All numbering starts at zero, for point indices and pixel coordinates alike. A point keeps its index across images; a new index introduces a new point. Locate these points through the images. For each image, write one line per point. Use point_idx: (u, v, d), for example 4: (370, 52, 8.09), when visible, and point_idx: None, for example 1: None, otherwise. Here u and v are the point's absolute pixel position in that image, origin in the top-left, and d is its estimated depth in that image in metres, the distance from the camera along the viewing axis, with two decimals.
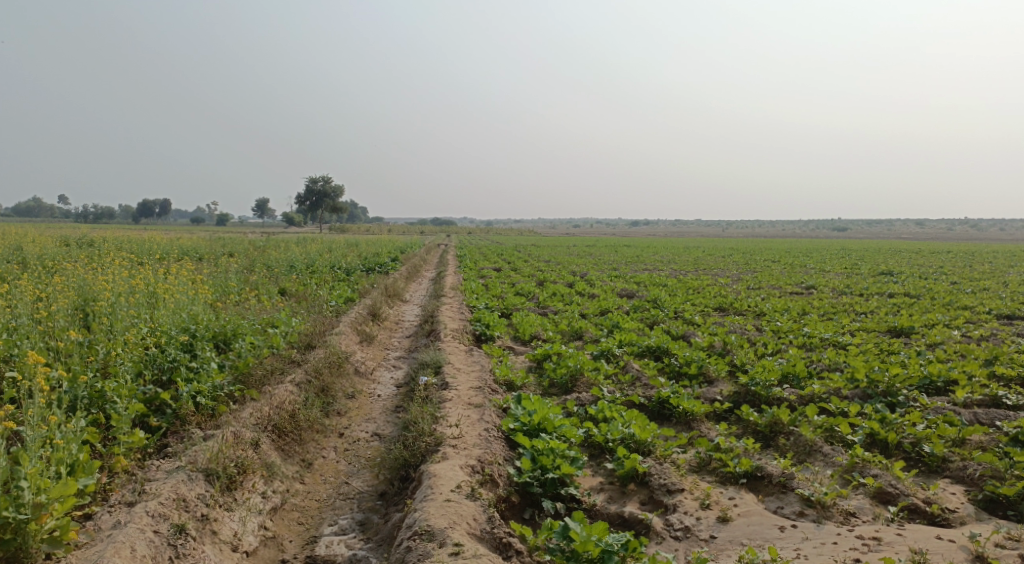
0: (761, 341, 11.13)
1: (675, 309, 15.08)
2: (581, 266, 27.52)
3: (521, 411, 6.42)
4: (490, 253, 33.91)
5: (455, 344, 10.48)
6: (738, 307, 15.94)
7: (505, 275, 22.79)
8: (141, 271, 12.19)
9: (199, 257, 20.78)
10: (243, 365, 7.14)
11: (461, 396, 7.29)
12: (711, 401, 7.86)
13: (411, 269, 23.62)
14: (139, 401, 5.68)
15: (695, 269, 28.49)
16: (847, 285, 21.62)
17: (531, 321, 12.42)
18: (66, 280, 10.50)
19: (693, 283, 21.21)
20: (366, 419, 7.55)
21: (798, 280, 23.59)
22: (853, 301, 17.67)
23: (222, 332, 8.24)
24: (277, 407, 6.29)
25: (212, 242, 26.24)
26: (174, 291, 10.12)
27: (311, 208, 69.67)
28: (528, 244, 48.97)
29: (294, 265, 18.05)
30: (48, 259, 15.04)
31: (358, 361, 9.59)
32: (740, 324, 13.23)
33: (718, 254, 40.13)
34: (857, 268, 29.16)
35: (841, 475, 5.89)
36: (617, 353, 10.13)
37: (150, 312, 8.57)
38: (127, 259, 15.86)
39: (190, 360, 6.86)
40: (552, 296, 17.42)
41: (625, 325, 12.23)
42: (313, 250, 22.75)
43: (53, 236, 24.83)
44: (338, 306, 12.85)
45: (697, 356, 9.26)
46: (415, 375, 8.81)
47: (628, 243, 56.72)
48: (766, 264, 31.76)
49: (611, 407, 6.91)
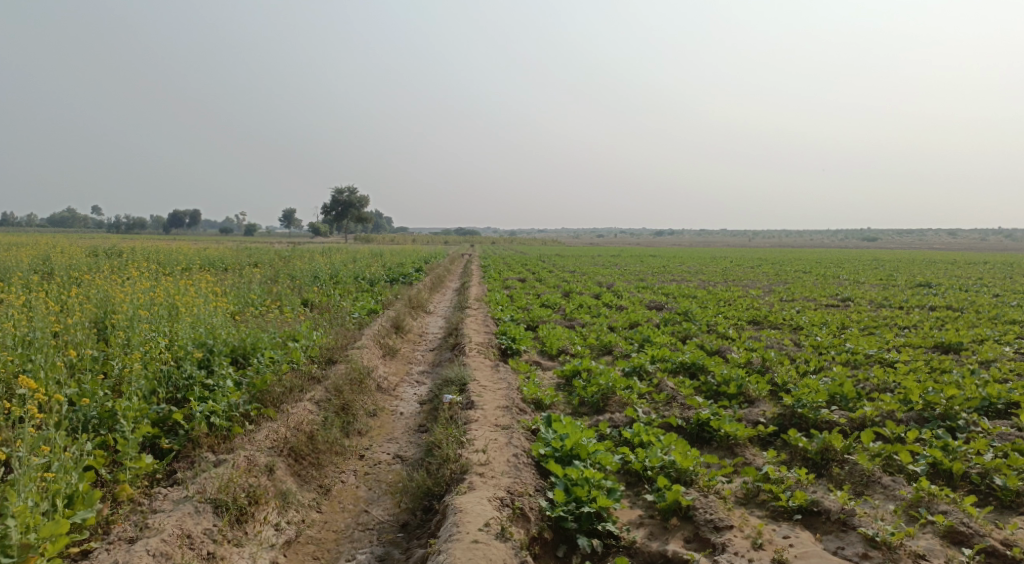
0: (803, 358, 10.53)
1: (707, 322, 14.52)
2: (606, 277, 27.02)
3: (552, 436, 6.00)
4: (514, 263, 33.61)
5: (480, 359, 10.09)
6: (773, 320, 15.31)
7: (531, 286, 22.41)
8: (165, 283, 12.07)
9: (225, 268, 20.80)
10: (261, 382, 6.84)
11: (487, 416, 6.90)
12: (754, 423, 7.33)
13: (436, 280, 23.39)
14: (150, 421, 5.41)
15: (724, 280, 27.75)
16: (885, 297, 20.80)
17: (559, 335, 12.00)
18: (90, 292, 10.41)
19: (724, 295, 20.58)
20: (388, 439, 7.19)
21: (832, 292, 22.76)
22: (894, 314, 16.88)
23: (241, 346, 7.99)
24: (294, 429, 5.96)
25: (238, 252, 26.37)
26: (195, 304, 9.96)
27: (336, 219, 70.22)
28: (553, 254, 48.51)
29: (318, 275, 17.88)
30: (75, 269, 15.10)
31: (380, 377, 9.27)
32: (777, 339, 12.63)
33: (746, 264, 39.13)
34: (893, 279, 28.19)
35: (905, 511, 5.35)
36: (650, 369, 9.66)
37: (169, 325, 8.37)
38: (154, 270, 15.86)
39: (206, 378, 6.60)
40: (579, 308, 16.94)
41: (656, 339, 11.73)
42: (337, 260, 22.65)
43: (84, 246, 25.21)
44: (361, 318, 12.58)
45: (736, 373, 8.73)
46: (439, 392, 8.44)
47: (654, 252, 56.06)
48: (798, 275, 30.85)
49: (648, 432, 6.45)
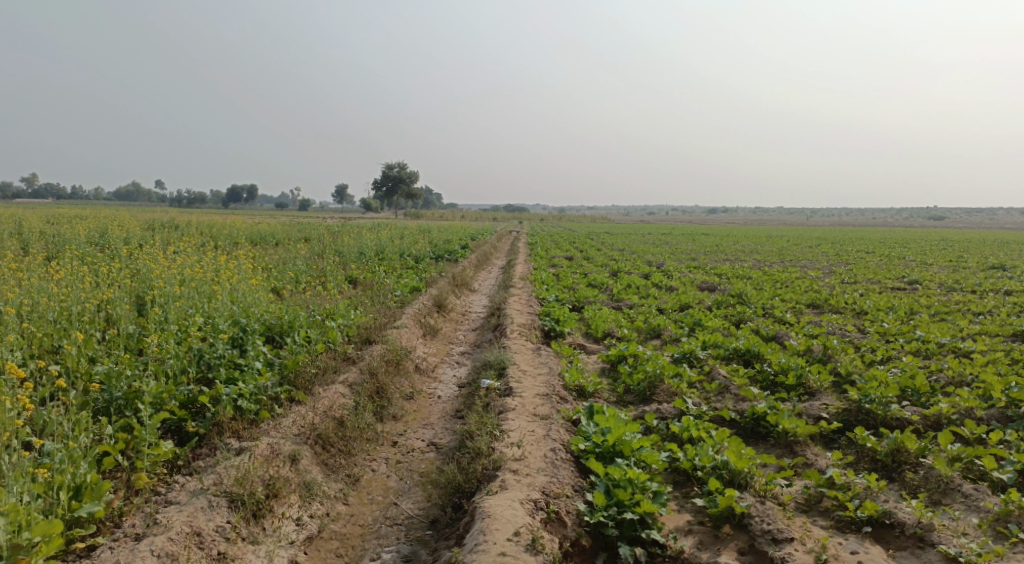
0: (868, 346, 9.72)
1: (763, 305, 13.74)
2: (656, 256, 26.20)
3: (593, 430, 5.59)
4: (562, 241, 33.00)
5: (521, 341, 9.73)
6: (834, 304, 14.37)
7: (577, 264, 21.88)
8: (211, 258, 12.15)
9: (275, 243, 21.05)
10: (292, 363, 6.66)
11: (526, 405, 6.52)
12: (815, 419, 6.70)
13: (481, 257, 23.13)
14: (177, 404, 5.27)
15: (781, 261, 26.49)
16: (957, 281, 19.37)
17: (604, 316, 11.51)
18: (138, 268, 10.54)
19: (781, 276, 19.55)
20: (423, 424, 6.92)
21: (898, 274, 21.38)
22: (967, 298, 15.62)
23: (278, 324, 7.83)
24: (322, 416, 5.73)
25: (290, 227, 26.74)
26: (237, 280, 9.94)
27: (386, 195, 70.84)
28: (602, 231, 47.55)
29: (363, 251, 17.85)
30: (131, 244, 15.46)
31: (418, 358, 9.02)
32: (839, 325, 11.79)
33: (804, 244, 37.32)
34: (964, 261, 26.42)
35: (991, 526, 4.69)
36: (701, 356, 9.08)
37: (208, 302, 8.30)
38: (204, 245, 16.10)
39: (237, 358, 6.46)
40: (627, 288, 16.35)
41: (707, 323, 11.10)
42: (385, 236, 22.63)
43: (145, 220, 26.07)
44: (403, 295, 12.37)
45: (795, 362, 8.08)
46: (477, 376, 8.11)
47: (706, 230, 54.29)
48: (860, 255, 29.26)
49: (698, 426, 5.98)
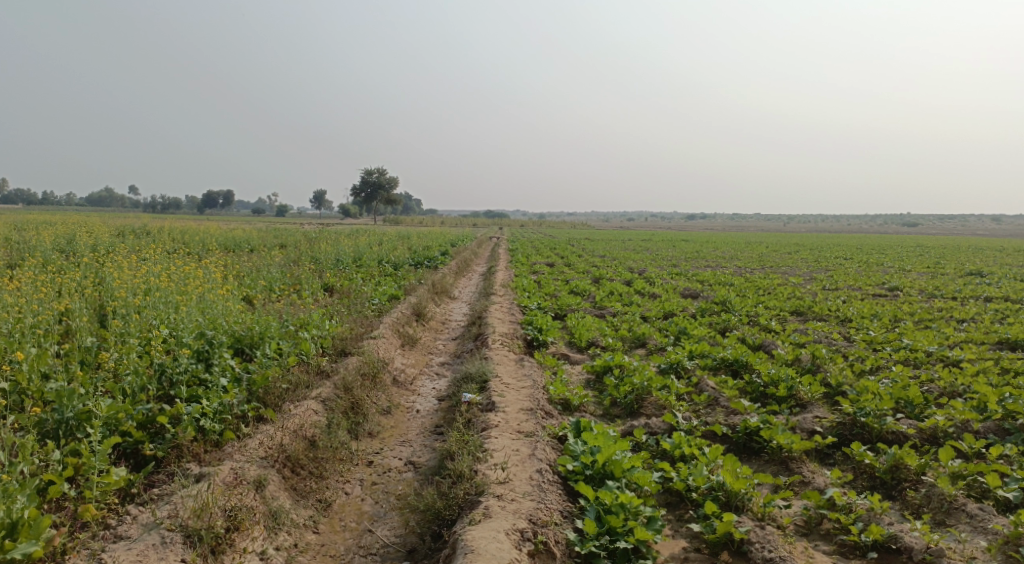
0: (856, 355, 9.55)
1: (747, 313, 13.58)
2: (638, 262, 26.07)
3: (582, 448, 5.29)
4: (543, 247, 32.80)
5: (504, 352, 9.41)
6: (818, 311, 14.27)
7: (559, 271, 21.62)
8: (180, 265, 11.65)
9: (250, 249, 20.50)
10: (261, 379, 6.27)
11: (509, 421, 6.20)
12: (809, 434, 6.47)
13: (462, 264, 22.79)
14: (134, 425, 4.86)
15: (761, 267, 26.52)
16: (935, 287, 19.48)
17: (588, 325, 11.24)
18: (101, 276, 10.02)
19: (763, 283, 19.48)
20: (401, 441, 6.56)
21: (877, 280, 21.46)
22: (948, 305, 15.65)
23: (248, 335, 7.41)
24: (292, 436, 5.36)
25: (266, 233, 26.12)
26: (206, 289, 9.49)
27: (365, 201, 70.17)
28: (583, 237, 47.43)
29: (341, 258, 17.40)
30: (97, 251, 14.85)
31: (397, 370, 8.64)
32: (824, 332, 11.65)
33: (783, 250, 37.57)
34: (940, 267, 26.71)
35: (1001, 549, 4.49)
36: (688, 366, 8.82)
37: (174, 312, 7.84)
38: (175, 252, 15.54)
39: (202, 373, 6.04)
40: (610, 295, 16.12)
41: (693, 332, 10.88)
42: (364, 242, 22.18)
43: (115, 226, 25.32)
44: (381, 304, 11.97)
45: (785, 373, 7.86)
46: (458, 389, 7.76)
47: (686, 236, 54.50)
48: (838, 262, 29.43)
49: (690, 442, 5.72)
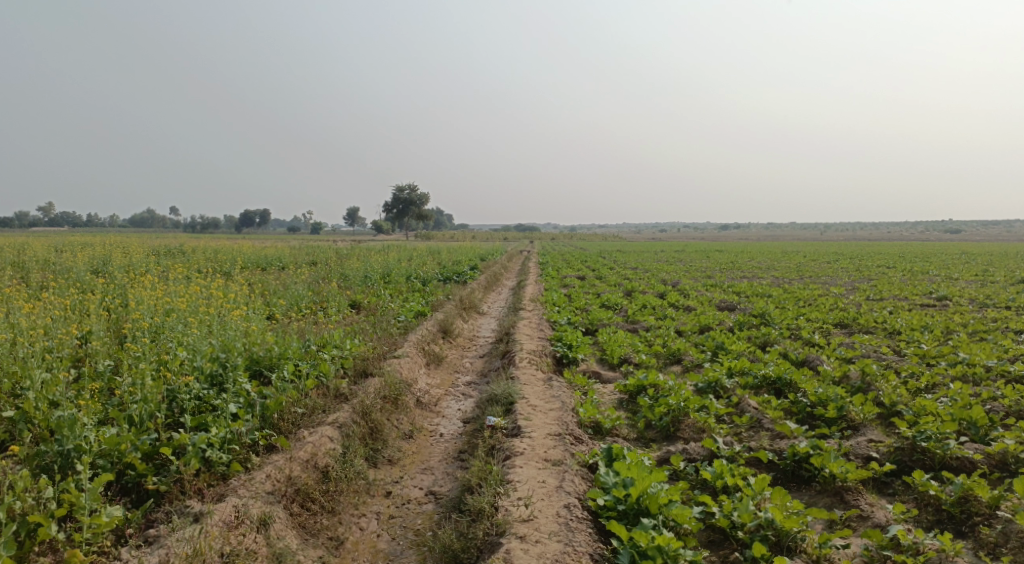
0: (909, 370, 8.81)
1: (787, 326, 12.89)
2: (671, 274, 25.42)
3: (613, 480, 4.85)
4: (574, 260, 32.35)
5: (531, 371, 8.99)
6: (864, 323, 13.48)
7: (590, 284, 21.13)
8: (206, 284, 11.58)
9: (281, 267, 20.56)
10: (274, 404, 6.04)
11: (536, 448, 5.81)
12: (864, 460, 5.88)
13: (491, 278, 22.49)
14: (139, 456, 4.78)
15: (800, 277, 25.58)
16: (989, 296, 18.37)
17: (619, 341, 10.75)
18: (127, 297, 9.98)
19: (803, 293, 18.65)
20: (423, 468, 6.21)
21: (925, 290, 20.34)
22: (1004, 315, 14.64)
23: (267, 357, 7.18)
24: (301, 471, 5.14)
25: (298, 251, 26.25)
26: (229, 309, 9.34)
27: (396, 217, 70.71)
28: (614, 250, 46.85)
29: (369, 274, 17.24)
30: (130, 272, 14.96)
31: (420, 391, 8.31)
32: (872, 346, 10.89)
33: (822, 259, 36.32)
34: (991, 274, 25.36)
35: None
36: (728, 385, 8.26)
37: (193, 331, 7.66)
38: (205, 272, 15.60)
39: (214, 399, 5.83)
40: (642, 309, 15.58)
41: (731, 347, 10.30)
42: (393, 258, 22.06)
43: (153, 246, 25.81)
44: (407, 321, 11.67)
45: (834, 393, 7.26)
46: (484, 412, 7.37)
47: (719, 247, 53.41)
48: (881, 271, 28.22)
49: (733, 472, 5.25)
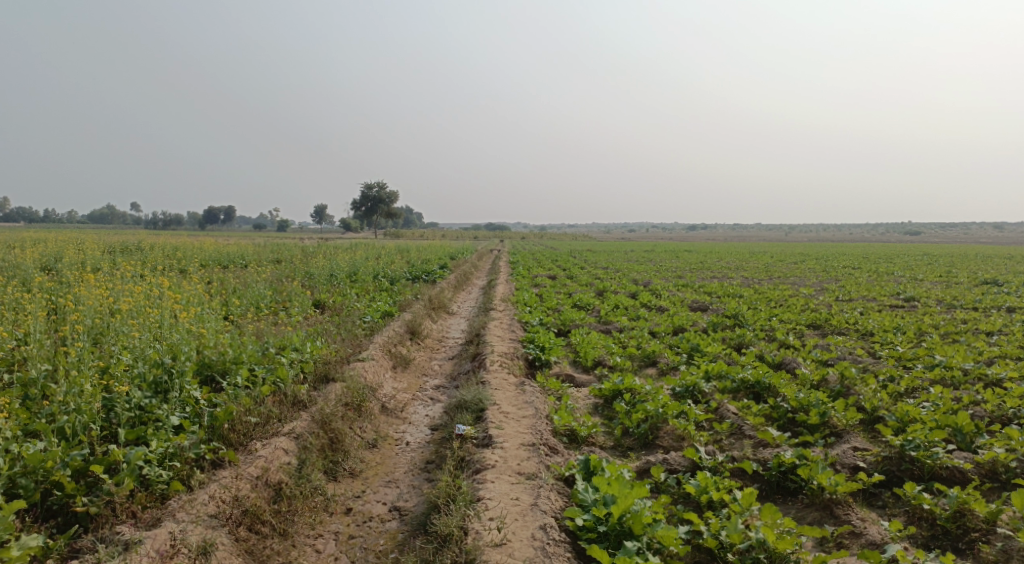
0: (888, 374, 8.64)
1: (761, 328, 12.75)
2: (642, 274, 25.35)
3: (593, 497, 4.51)
4: (545, 259, 32.07)
5: (503, 374, 8.59)
6: (836, 324, 13.43)
7: (562, 284, 20.86)
8: (159, 281, 10.87)
9: (244, 265, 19.79)
10: (224, 414, 5.54)
11: (508, 460, 5.44)
12: (852, 471, 5.63)
13: (461, 277, 22.06)
14: (68, 474, 4.30)
15: (769, 278, 25.73)
16: (954, 297, 18.60)
17: (593, 343, 10.43)
18: (71, 295, 9.27)
19: (774, 294, 18.63)
20: (386, 479, 5.78)
21: (892, 291, 20.56)
22: (970, 316, 14.77)
23: (220, 361, 6.62)
24: (249, 494, 4.73)
25: (262, 248, 25.37)
26: (183, 310, 8.74)
27: (365, 215, 69.63)
28: (584, 249, 46.85)
29: (335, 273, 16.64)
30: (78, 269, 14.09)
31: (385, 396, 7.84)
32: (847, 348, 10.78)
33: (789, 261, 36.72)
34: (953, 276, 25.88)
35: None
36: (706, 389, 7.97)
37: (138, 331, 7.05)
38: (162, 269, 14.85)
39: (156, 408, 5.30)
40: (615, 309, 15.30)
41: (707, 349, 10.06)
42: (362, 256, 21.43)
43: (108, 242, 24.68)
44: (374, 321, 11.14)
45: (816, 398, 7.02)
46: (452, 419, 6.94)
47: (689, 247, 53.78)
48: (847, 272, 28.64)
49: (719, 484, 4.95)
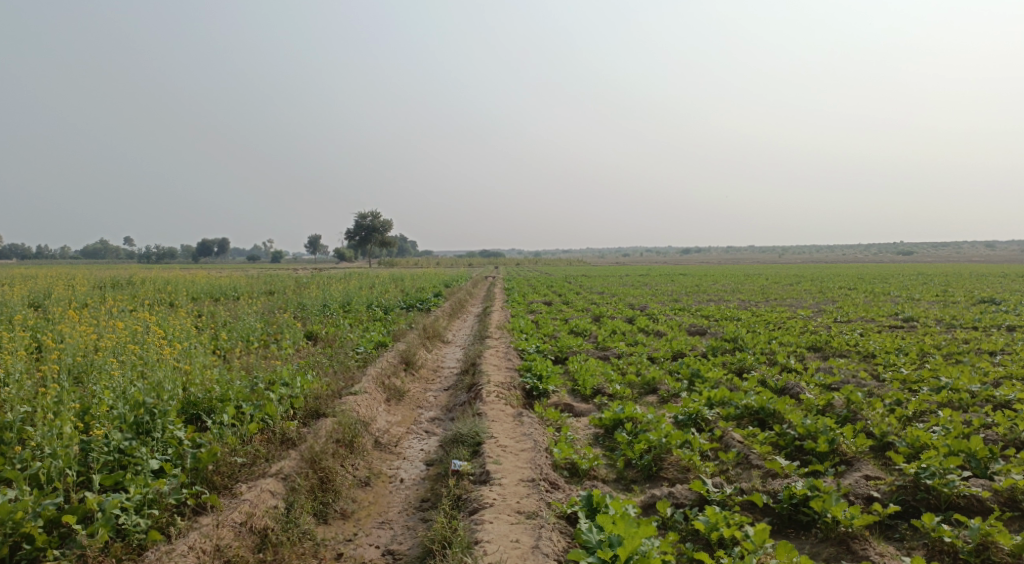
0: (894, 398, 8.43)
1: (761, 351, 12.55)
2: (638, 298, 25.19)
3: (598, 538, 4.26)
4: (540, 285, 31.93)
5: (499, 405, 8.35)
6: (836, 347, 13.23)
7: (558, 310, 20.65)
8: (147, 315, 10.62)
9: (236, 297, 19.54)
10: (208, 455, 5.28)
11: (507, 498, 5.20)
12: (866, 501, 5.40)
13: (456, 305, 21.85)
14: (39, 525, 4.05)
15: (765, 300, 25.61)
16: (953, 316, 18.46)
17: (591, 370, 10.20)
18: (54, 333, 9.00)
19: (771, 317, 18.46)
20: (380, 520, 5.51)
21: (890, 311, 20.42)
22: (971, 336, 14.61)
23: (207, 398, 6.36)
24: (230, 544, 4.51)
25: (255, 279, 25.11)
26: (171, 346, 8.50)
27: (359, 244, 69.55)
28: (579, 274, 46.76)
29: (328, 303, 16.39)
30: (66, 305, 13.82)
31: (379, 431, 7.57)
32: (850, 371, 10.57)
33: (784, 282, 36.70)
34: (949, 295, 25.83)
35: None
36: (709, 417, 7.75)
37: (121, 368, 6.79)
38: (152, 304, 14.60)
39: (137, 450, 5.04)
40: (613, 335, 15.09)
41: (708, 374, 9.84)
42: (356, 286, 21.20)
43: (99, 277, 24.38)
44: (367, 352, 10.89)
45: (823, 424, 6.79)
46: (448, 454, 6.69)
47: (683, 271, 53.74)
48: (843, 292, 28.59)
49: (729, 519, 4.71)
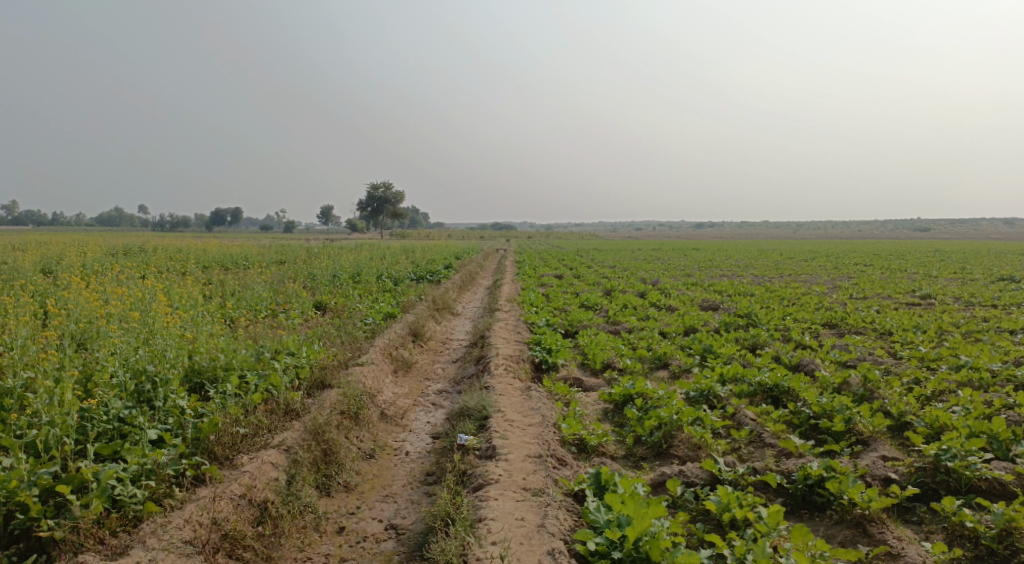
0: (913, 376, 8.20)
1: (774, 327, 12.31)
2: (650, 273, 24.89)
3: (605, 518, 4.13)
4: (552, 258, 31.66)
5: (507, 378, 8.22)
6: (852, 324, 12.96)
7: (569, 283, 20.44)
8: (155, 282, 10.53)
9: (247, 266, 19.48)
10: (209, 426, 5.20)
11: (512, 474, 5.07)
12: (883, 483, 5.22)
13: (467, 277, 21.70)
14: (34, 494, 3.96)
15: (780, 276, 25.22)
16: (973, 294, 18.05)
17: (601, 344, 10.02)
18: (61, 300, 8.93)
19: (786, 292, 18.16)
20: (383, 493, 5.42)
21: (908, 288, 20.04)
22: (991, 314, 14.27)
23: (210, 367, 6.27)
24: (229, 516, 4.43)
25: (267, 249, 25.05)
26: (178, 314, 8.41)
27: (370, 216, 69.40)
28: (592, 248, 46.41)
29: (338, 273, 16.28)
30: (77, 271, 13.78)
31: (384, 402, 7.47)
32: (866, 349, 10.33)
33: (799, 258, 36.20)
34: (969, 272, 25.33)
35: None
36: (721, 394, 7.57)
37: (125, 335, 6.69)
38: (162, 272, 14.54)
39: (137, 419, 4.96)
40: (624, 309, 14.88)
41: (721, 350, 9.64)
42: (366, 257, 21.07)
43: (112, 245, 24.40)
44: (376, 323, 10.77)
45: (840, 403, 6.59)
46: (454, 427, 6.57)
47: (696, 245, 53.16)
48: (859, 268, 28.14)
49: (742, 500, 4.55)
